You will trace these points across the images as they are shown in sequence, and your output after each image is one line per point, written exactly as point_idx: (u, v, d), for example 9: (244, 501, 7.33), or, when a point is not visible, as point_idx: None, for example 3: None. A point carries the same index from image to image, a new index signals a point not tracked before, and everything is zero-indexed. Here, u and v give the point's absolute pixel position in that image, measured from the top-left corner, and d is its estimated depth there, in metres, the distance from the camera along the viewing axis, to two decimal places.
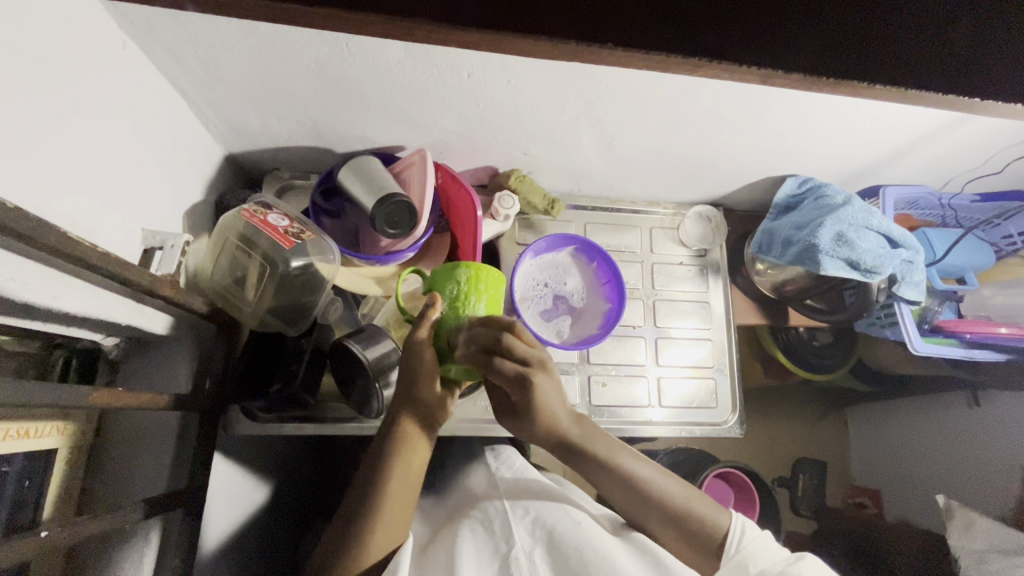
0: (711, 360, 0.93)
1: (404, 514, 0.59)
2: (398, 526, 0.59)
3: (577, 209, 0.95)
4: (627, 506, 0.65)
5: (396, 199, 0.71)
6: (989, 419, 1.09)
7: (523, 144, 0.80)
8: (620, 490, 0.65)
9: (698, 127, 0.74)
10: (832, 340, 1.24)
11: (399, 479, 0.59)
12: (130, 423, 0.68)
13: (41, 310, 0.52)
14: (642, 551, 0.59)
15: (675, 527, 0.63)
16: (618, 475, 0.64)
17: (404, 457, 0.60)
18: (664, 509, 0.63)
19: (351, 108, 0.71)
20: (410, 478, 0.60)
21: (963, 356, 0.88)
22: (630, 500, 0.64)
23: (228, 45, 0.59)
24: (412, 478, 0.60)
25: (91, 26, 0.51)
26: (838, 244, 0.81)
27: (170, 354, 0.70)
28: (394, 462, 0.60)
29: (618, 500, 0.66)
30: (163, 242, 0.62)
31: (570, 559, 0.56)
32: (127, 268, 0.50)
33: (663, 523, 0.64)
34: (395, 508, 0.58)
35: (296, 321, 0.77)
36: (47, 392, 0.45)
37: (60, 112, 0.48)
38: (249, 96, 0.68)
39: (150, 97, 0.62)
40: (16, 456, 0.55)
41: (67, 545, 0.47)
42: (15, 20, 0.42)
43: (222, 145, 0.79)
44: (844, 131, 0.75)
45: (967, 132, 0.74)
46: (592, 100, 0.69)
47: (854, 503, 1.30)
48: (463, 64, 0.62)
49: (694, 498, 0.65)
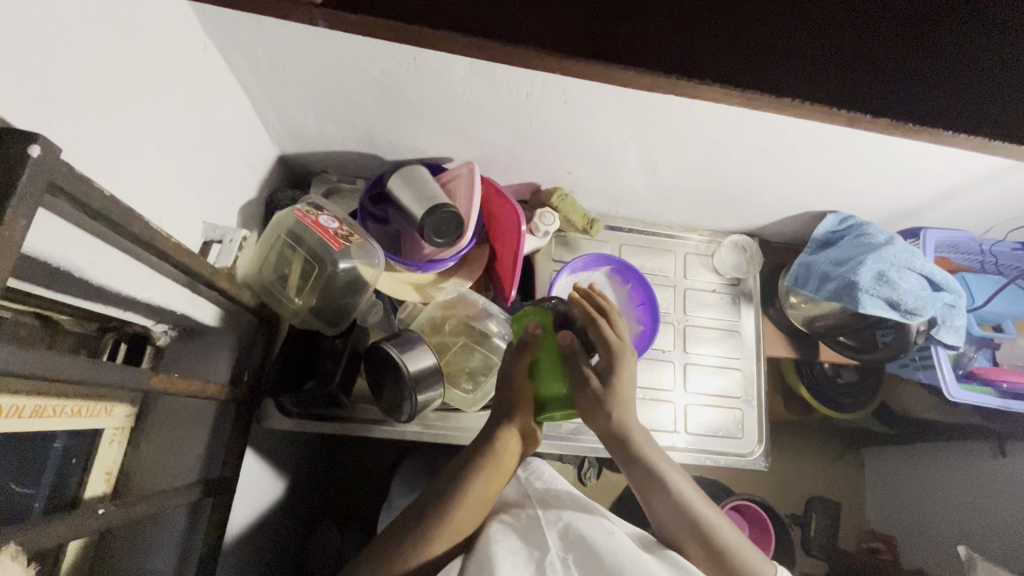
0: (738, 390, 0.92)
1: (462, 526, 0.62)
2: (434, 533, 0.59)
3: (613, 230, 0.96)
4: (672, 533, 0.64)
5: (445, 209, 0.73)
6: (1016, 472, 1.06)
7: (569, 163, 0.81)
8: (665, 505, 0.65)
9: (744, 159, 0.75)
10: (858, 378, 1.22)
11: (476, 491, 0.64)
12: (171, 409, 0.69)
13: (108, 296, 0.53)
14: (675, 566, 0.59)
15: (716, 559, 0.62)
16: (671, 494, 0.65)
17: (487, 473, 0.65)
18: (707, 537, 0.63)
19: (408, 119, 0.73)
20: (484, 496, 0.64)
21: (999, 406, 0.87)
22: (682, 526, 0.64)
23: (299, 52, 0.61)
24: (487, 496, 0.65)
25: (179, 28, 0.54)
26: (878, 283, 0.80)
27: (212, 345, 0.71)
28: (471, 475, 0.64)
29: (659, 517, 0.66)
30: (222, 236, 0.65)
31: (604, 560, 0.57)
32: (195, 260, 0.51)
33: (707, 557, 0.62)
34: (465, 512, 0.62)
35: (337, 320, 0.78)
36: (110, 374, 0.46)
37: (138, 107, 0.50)
38: (312, 101, 0.71)
39: (219, 96, 0.64)
40: (65, 433, 0.57)
41: (110, 525, 0.49)
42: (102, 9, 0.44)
43: (276, 146, 0.81)
44: (891, 172, 0.75)
45: (1017, 180, 0.73)
46: (644, 125, 0.70)
47: (868, 549, 1.27)
48: (523, 83, 0.64)
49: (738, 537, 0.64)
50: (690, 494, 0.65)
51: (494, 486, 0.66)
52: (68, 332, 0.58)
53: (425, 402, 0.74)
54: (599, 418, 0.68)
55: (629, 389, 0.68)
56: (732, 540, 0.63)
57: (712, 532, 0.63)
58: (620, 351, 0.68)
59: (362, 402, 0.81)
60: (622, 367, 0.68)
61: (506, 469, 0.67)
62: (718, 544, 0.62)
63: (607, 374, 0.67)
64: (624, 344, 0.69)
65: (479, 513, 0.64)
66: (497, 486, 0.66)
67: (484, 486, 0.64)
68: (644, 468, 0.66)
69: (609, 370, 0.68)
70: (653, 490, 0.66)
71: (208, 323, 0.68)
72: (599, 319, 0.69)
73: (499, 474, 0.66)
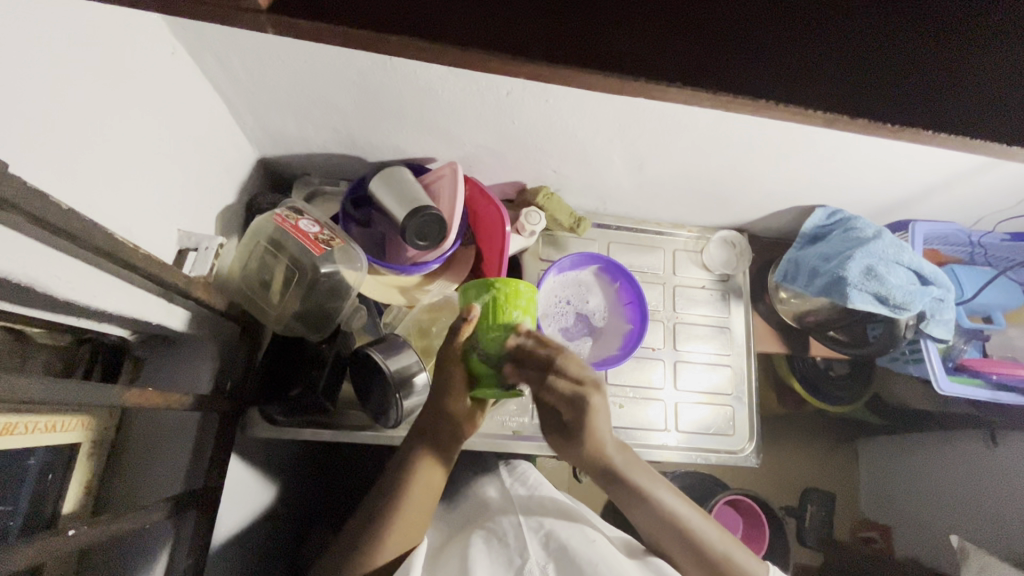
0: (729, 387, 0.92)
1: (416, 522, 0.61)
2: (415, 531, 0.60)
3: (601, 228, 0.95)
4: (670, 551, 0.64)
5: (427, 212, 0.71)
6: (1008, 462, 1.07)
7: (554, 162, 0.80)
8: (656, 525, 0.64)
9: (730, 155, 0.74)
10: (851, 370, 1.22)
11: (420, 486, 0.61)
12: (151, 422, 0.68)
13: (78, 307, 0.52)
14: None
15: (700, 562, 0.62)
16: (659, 512, 0.64)
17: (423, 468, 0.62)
18: (702, 550, 0.62)
19: (388, 120, 0.72)
20: (428, 489, 0.62)
21: (989, 398, 0.87)
22: (664, 532, 0.64)
23: (273, 55, 0.60)
24: (434, 487, 0.63)
25: (146, 34, 0.53)
26: (867, 278, 0.80)
27: (192, 355, 0.70)
28: (412, 470, 0.62)
29: (655, 539, 0.65)
30: (198, 244, 0.64)
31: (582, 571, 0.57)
32: (167, 270, 0.50)
33: (692, 559, 0.63)
34: (417, 514, 0.61)
35: (321, 325, 0.77)
36: (80, 391, 0.45)
37: (104, 114, 0.49)
38: (289, 104, 0.69)
39: (193, 100, 0.63)
40: (41, 449, 0.56)
41: (89, 544, 0.48)
42: (61, 15, 0.43)
43: (256, 149, 0.80)
44: (878, 166, 0.74)
45: (1002, 173, 0.73)
46: (627, 123, 0.69)
47: (863, 538, 1.27)
48: (503, 83, 0.63)
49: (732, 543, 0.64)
50: (670, 501, 0.65)
51: (439, 476, 0.63)
52: (42, 345, 0.57)
53: (410, 408, 0.73)
54: (570, 450, 0.66)
55: (603, 422, 0.64)
56: (713, 540, 0.63)
57: (693, 535, 0.63)
58: (583, 397, 0.62)
59: (350, 408, 0.80)
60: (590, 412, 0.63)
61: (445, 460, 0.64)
62: (712, 553, 0.62)
63: (577, 415, 0.63)
64: (587, 388, 0.62)
65: (431, 503, 0.62)
66: (443, 474, 0.64)
67: (430, 478, 0.62)
68: (628, 492, 0.65)
69: (578, 412, 0.63)
70: (641, 511, 0.65)
71: (179, 329, 0.65)
72: (549, 380, 0.60)
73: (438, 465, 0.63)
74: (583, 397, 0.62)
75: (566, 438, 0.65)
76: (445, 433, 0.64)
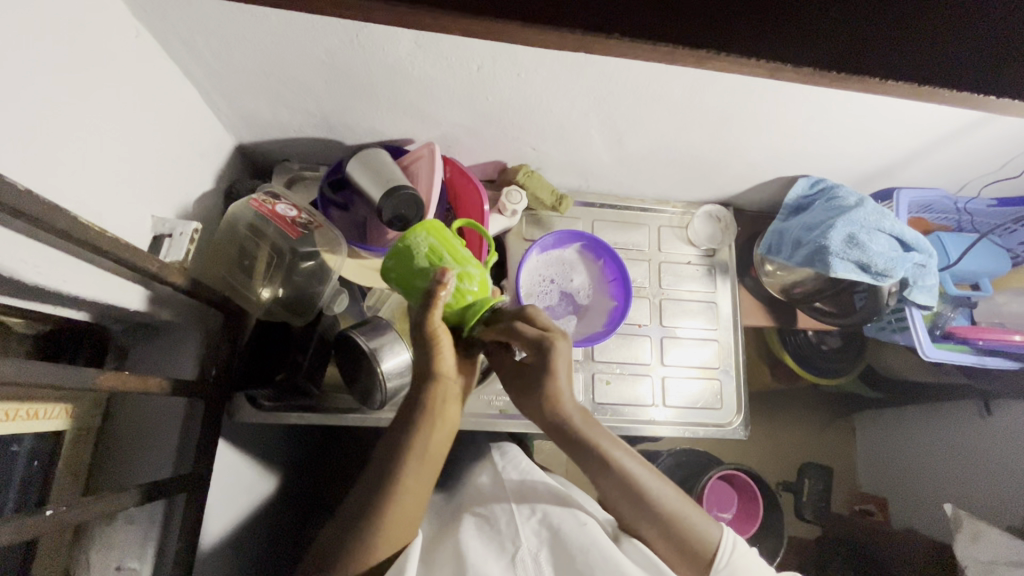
0: (717, 361, 0.92)
1: (408, 510, 0.57)
2: (407, 523, 0.57)
3: (585, 206, 0.95)
4: (621, 508, 0.64)
5: (403, 191, 0.71)
6: (1001, 428, 1.07)
7: (532, 139, 0.80)
8: (609, 482, 0.64)
9: (709, 125, 0.74)
10: (842, 344, 1.22)
11: (416, 456, 0.57)
12: (137, 407, 0.69)
13: (52, 294, 0.53)
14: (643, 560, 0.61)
15: (665, 532, 0.63)
16: (616, 473, 0.63)
17: (422, 436, 0.58)
18: (658, 514, 0.62)
19: (362, 100, 0.71)
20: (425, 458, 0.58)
21: (975, 364, 0.87)
22: (628, 503, 0.63)
23: (237, 33, 0.59)
24: (433, 457, 0.59)
25: (108, 16, 0.52)
26: (849, 246, 0.79)
27: (175, 342, 0.70)
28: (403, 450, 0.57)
29: (609, 497, 0.65)
30: (172, 229, 0.64)
31: (576, 559, 0.58)
32: (138, 254, 0.50)
33: (659, 535, 0.63)
34: (408, 509, 0.57)
35: (305, 310, 0.78)
36: (57, 374, 0.45)
37: (64, 96, 0.48)
38: (261, 86, 0.69)
39: (161, 84, 0.62)
40: (26, 437, 0.56)
41: (73, 525, 0.48)
42: None
43: (232, 135, 0.79)
44: (860, 132, 0.73)
45: (985, 135, 0.72)
46: (603, 95, 0.68)
47: (860, 511, 1.28)
48: (473, 57, 0.62)
49: (691, 508, 0.64)
50: (633, 468, 0.64)
51: (437, 445, 0.59)
52: (22, 334, 0.57)
53: (396, 388, 0.74)
54: (532, 406, 0.66)
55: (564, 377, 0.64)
56: (678, 507, 0.63)
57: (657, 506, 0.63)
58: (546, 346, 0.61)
59: (338, 392, 0.80)
60: (553, 361, 0.62)
61: (444, 423, 0.60)
62: (667, 517, 0.62)
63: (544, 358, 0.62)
64: (550, 336, 0.61)
65: (429, 474, 0.59)
66: (443, 440, 0.60)
67: (424, 448, 0.58)
68: (581, 453, 0.64)
69: (545, 362, 0.62)
70: (596, 468, 0.64)
71: (139, 309, 0.62)
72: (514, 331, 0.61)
73: (438, 435, 0.59)
74: (546, 344, 0.61)
75: (528, 392, 0.66)
76: (434, 398, 0.59)
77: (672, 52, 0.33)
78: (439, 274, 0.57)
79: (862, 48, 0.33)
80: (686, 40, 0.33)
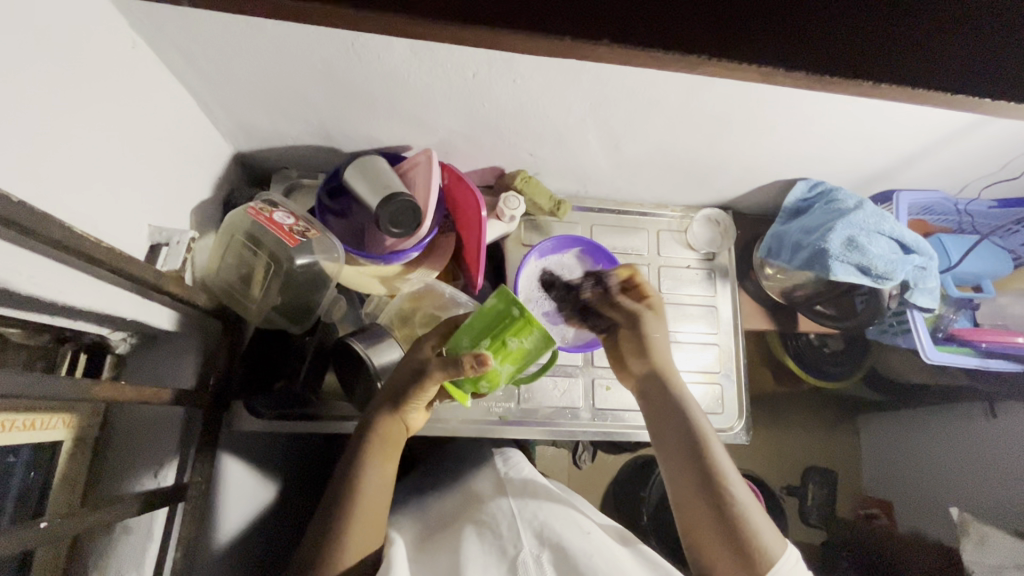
0: (718, 365, 0.91)
1: (365, 533, 0.57)
2: (373, 536, 0.58)
3: (583, 211, 0.94)
4: (682, 476, 0.65)
5: (402, 199, 0.72)
6: (1007, 432, 1.06)
7: (530, 144, 0.80)
8: (680, 441, 0.67)
9: (706, 130, 0.73)
10: (845, 347, 1.21)
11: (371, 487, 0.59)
12: (134, 416, 0.68)
13: (48, 305, 0.53)
14: (652, 565, 0.60)
15: (718, 510, 0.61)
16: (688, 431, 0.67)
17: (374, 465, 0.60)
18: (717, 486, 0.62)
19: (358, 108, 0.72)
20: (380, 488, 0.60)
21: (979, 366, 0.86)
22: (692, 471, 0.64)
23: (233, 43, 0.59)
24: (382, 493, 0.60)
25: (104, 27, 0.53)
26: (849, 249, 0.79)
27: (177, 350, 0.70)
28: (365, 471, 0.60)
29: (674, 466, 0.66)
30: (170, 238, 0.64)
31: (578, 561, 0.57)
32: (134, 263, 0.50)
33: (715, 521, 0.61)
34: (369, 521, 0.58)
35: (302, 318, 0.79)
36: (51, 386, 0.45)
37: (61, 107, 0.48)
38: (258, 95, 0.69)
39: (158, 93, 0.62)
40: (24, 448, 0.56)
41: (69, 537, 0.47)
42: (14, 8, 0.42)
43: (231, 144, 0.80)
44: (857, 135, 0.73)
45: (983, 137, 0.72)
46: (599, 100, 0.68)
47: (865, 515, 1.26)
48: (469, 64, 0.62)
49: (751, 505, 0.62)
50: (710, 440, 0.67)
51: (387, 478, 0.61)
52: (21, 345, 0.57)
53: None
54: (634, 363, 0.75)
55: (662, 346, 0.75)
56: (746, 502, 0.62)
57: (722, 488, 0.62)
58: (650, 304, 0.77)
59: (335, 399, 0.80)
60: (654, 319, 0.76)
61: (392, 459, 0.62)
62: (724, 492, 0.62)
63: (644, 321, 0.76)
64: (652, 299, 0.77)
65: (382, 506, 0.60)
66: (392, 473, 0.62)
67: (375, 481, 0.60)
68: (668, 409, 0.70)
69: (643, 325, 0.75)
70: (673, 424, 0.69)
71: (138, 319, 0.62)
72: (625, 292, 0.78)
73: (385, 467, 0.61)
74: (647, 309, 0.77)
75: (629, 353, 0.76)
76: (389, 426, 0.63)
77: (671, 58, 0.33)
78: (478, 361, 0.58)
79: (862, 54, 0.33)
80: (682, 45, 0.32)
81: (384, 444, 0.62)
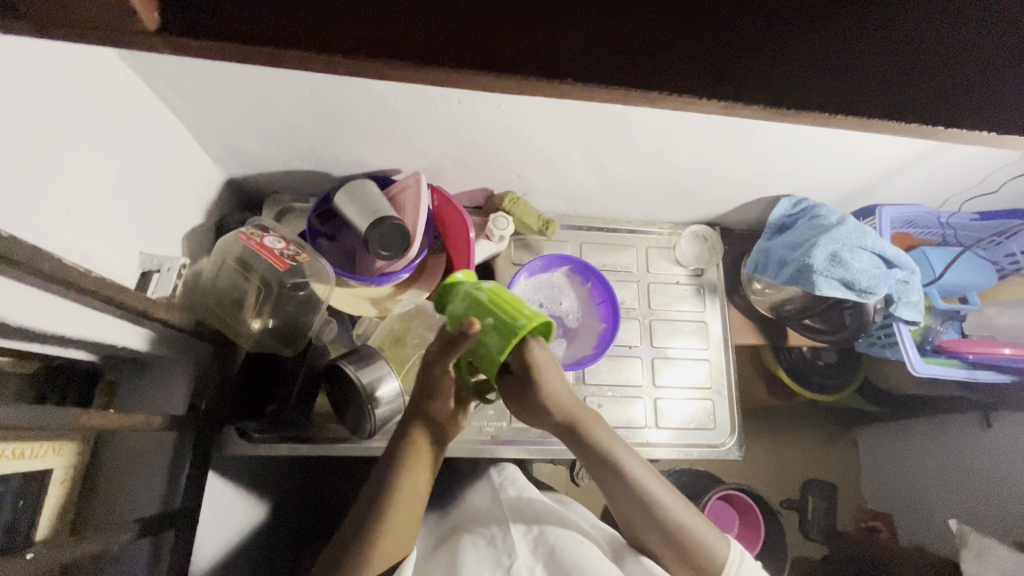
0: (710, 380, 0.92)
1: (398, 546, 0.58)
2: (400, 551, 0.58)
3: (572, 230, 0.96)
4: (632, 520, 0.63)
5: (390, 222, 0.73)
6: (1000, 442, 1.06)
7: (517, 166, 0.81)
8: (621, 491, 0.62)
9: (688, 150, 0.75)
10: (838, 359, 1.22)
11: (398, 507, 0.58)
12: (126, 442, 0.69)
13: (39, 333, 0.53)
14: None
15: (675, 546, 0.61)
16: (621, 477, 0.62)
17: (409, 475, 0.60)
18: (664, 525, 0.61)
19: (347, 134, 0.73)
20: (414, 496, 0.60)
21: (967, 378, 0.87)
22: (640, 515, 0.62)
23: (224, 75, 0.61)
24: (416, 501, 0.60)
25: (99, 63, 0.54)
26: (832, 264, 0.81)
27: (166, 375, 0.71)
28: (394, 488, 0.59)
29: (621, 510, 0.64)
30: (160, 265, 0.65)
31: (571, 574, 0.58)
32: (125, 293, 0.51)
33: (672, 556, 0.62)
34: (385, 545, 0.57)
35: (293, 341, 0.79)
36: (41, 415, 0.46)
37: (55, 142, 0.50)
38: (248, 123, 0.70)
39: (150, 123, 0.64)
40: (15, 476, 0.56)
41: (57, 566, 0.47)
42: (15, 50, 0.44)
43: (222, 171, 0.81)
44: (836, 153, 0.75)
45: (957, 153, 0.74)
46: (582, 123, 0.70)
47: (866, 528, 1.25)
48: (453, 92, 0.64)
49: (702, 524, 0.63)
50: (646, 477, 0.62)
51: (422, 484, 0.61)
52: (11, 373, 0.56)
53: (386, 416, 0.73)
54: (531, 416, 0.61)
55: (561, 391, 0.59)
56: (691, 523, 0.62)
57: (675, 530, 0.61)
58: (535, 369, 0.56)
59: (327, 420, 0.80)
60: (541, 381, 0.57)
61: (426, 465, 0.61)
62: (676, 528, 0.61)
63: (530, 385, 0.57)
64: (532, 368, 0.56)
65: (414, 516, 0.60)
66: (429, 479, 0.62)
67: (410, 493, 0.59)
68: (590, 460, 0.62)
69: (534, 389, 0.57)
70: (604, 474, 0.62)
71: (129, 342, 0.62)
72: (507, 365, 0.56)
73: (418, 473, 0.61)
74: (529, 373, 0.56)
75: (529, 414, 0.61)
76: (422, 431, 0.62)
77: (639, 93, 0.35)
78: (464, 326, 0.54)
79: (818, 88, 0.36)
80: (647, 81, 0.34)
81: (418, 450, 0.61)
